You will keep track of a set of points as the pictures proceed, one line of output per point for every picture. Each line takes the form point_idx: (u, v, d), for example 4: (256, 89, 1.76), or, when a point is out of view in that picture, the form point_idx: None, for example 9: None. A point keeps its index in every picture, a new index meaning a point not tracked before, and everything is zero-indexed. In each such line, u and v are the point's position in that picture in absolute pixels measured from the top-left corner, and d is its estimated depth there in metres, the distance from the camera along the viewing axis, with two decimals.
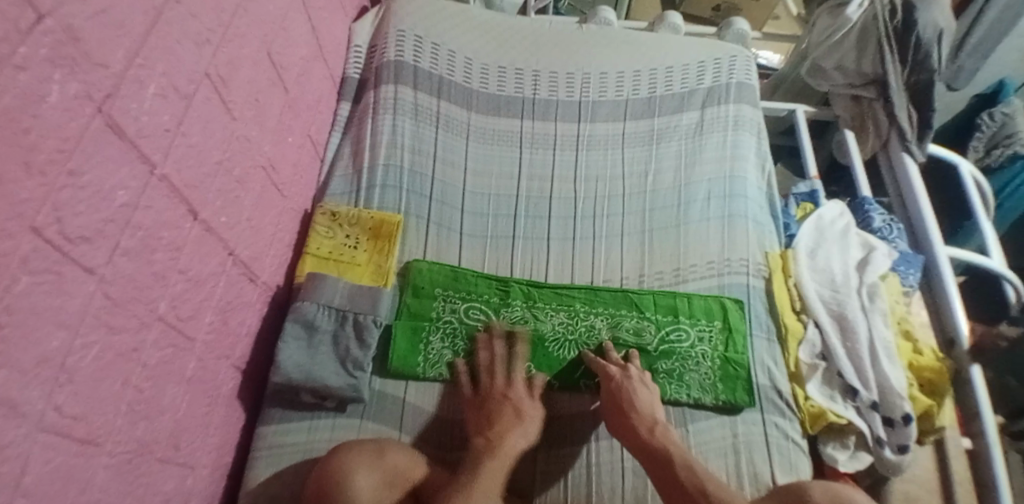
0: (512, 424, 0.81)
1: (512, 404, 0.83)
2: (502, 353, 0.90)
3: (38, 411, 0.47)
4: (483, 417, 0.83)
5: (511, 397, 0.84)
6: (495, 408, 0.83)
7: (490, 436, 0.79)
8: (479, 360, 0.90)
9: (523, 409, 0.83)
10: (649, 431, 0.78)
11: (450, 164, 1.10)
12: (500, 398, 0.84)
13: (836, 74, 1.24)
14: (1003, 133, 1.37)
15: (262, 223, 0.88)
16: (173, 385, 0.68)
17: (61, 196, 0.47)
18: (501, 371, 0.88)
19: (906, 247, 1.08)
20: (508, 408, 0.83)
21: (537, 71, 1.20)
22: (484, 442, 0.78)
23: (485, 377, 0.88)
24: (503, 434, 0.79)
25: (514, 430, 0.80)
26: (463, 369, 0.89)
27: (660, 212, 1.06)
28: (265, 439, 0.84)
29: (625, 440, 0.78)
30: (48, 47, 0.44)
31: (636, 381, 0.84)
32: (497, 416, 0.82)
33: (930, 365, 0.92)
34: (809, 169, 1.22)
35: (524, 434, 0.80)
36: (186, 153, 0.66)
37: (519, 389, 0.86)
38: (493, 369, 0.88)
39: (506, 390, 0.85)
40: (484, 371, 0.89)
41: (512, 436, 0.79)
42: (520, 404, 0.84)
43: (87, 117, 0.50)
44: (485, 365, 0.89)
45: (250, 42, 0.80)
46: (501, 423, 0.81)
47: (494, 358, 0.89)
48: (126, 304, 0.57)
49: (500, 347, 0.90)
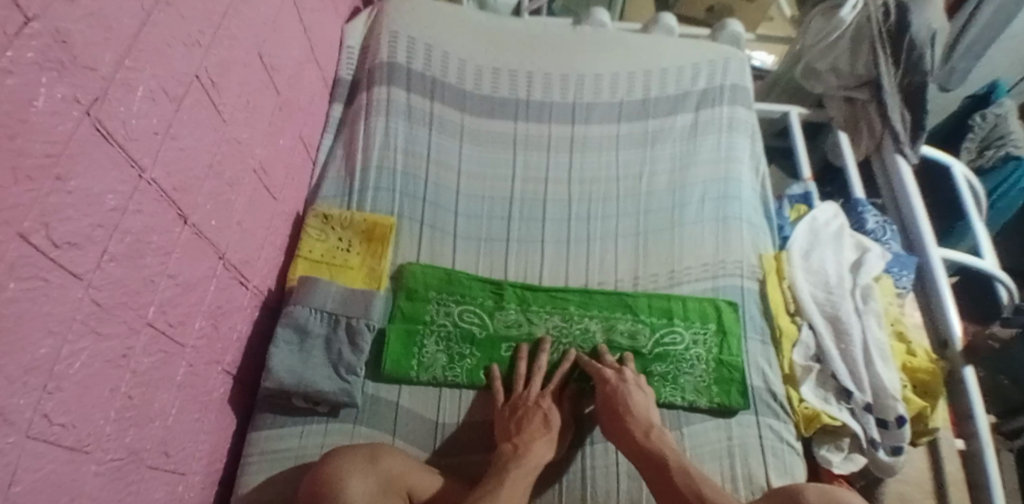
0: (540, 433, 0.80)
1: (544, 412, 0.82)
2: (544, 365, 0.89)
3: (26, 420, 0.46)
4: (513, 423, 0.82)
5: (543, 406, 0.83)
6: (527, 414, 0.82)
7: (517, 442, 0.78)
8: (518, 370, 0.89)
9: (552, 418, 0.82)
10: (644, 435, 0.78)
11: (444, 167, 1.10)
12: (531, 406, 0.83)
13: (830, 76, 1.25)
14: (996, 134, 1.38)
15: (254, 226, 0.87)
16: (163, 391, 0.67)
17: (49, 201, 0.46)
18: (537, 381, 0.87)
19: (899, 248, 1.08)
20: (538, 415, 0.82)
21: (531, 72, 1.20)
22: (512, 448, 0.77)
23: (521, 386, 0.87)
24: (530, 441, 0.78)
25: (541, 438, 0.79)
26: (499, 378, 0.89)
27: (655, 214, 1.05)
28: (256, 445, 0.83)
29: (621, 444, 0.78)
30: (37, 50, 0.44)
31: (631, 384, 0.84)
32: (527, 422, 0.81)
33: (923, 366, 0.92)
34: (802, 171, 1.22)
35: (550, 443, 0.79)
36: (176, 156, 0.65)
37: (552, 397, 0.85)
38: (532, 379, 0.88)
39: (540, 398, 0.84)
40: (522, 380, 0.88)
41: (540, 446, 0.78)
42: (550, 413, 0.83)
43: (76, 121, 0.49)
44: (523, 375, 0.88)
45: (241, 43, 0.79)
46: (530, 430, 0.80)
47: (534, 369, 0.88)
48: (115, 310, 0.57)
49: (542, 358, 0.89)
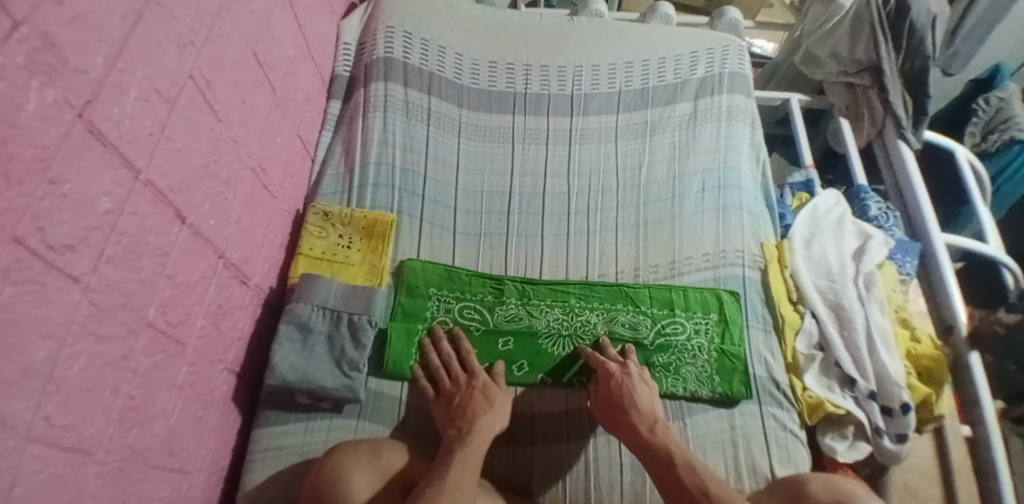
0: (483, 410, 0.80)
1: (481, 392, 0.83)
2: (452, 352, 0.89)
3: (26, 422, 0.46)
4: (454, 411, 0.81)
5: (477, 385, 0.84)
6: (465, 398, 0.82)
7: (461, 425, 0.78)
8: (430, 362, 0.88)
9: (491, 394, 0.83)
10: (649, 430, 0.77)
11: (442, 162, 1.09)
12: (466, 390, 0.83)
13: (830, 62, 1.23)
14: (1000, 117, 1.36)
15: (252, 225, 0.87)
16: (165, 391, 0.67)
17: (42, 205, 0.46)
18: (457, 367, 0.87)
19: (902, 235, 1.07)
20: (477, 395, 0.82)
21: (528, 64, 1.19)
22: (456, 432, 0.77)
23: (444, 377, 0.86)
24: (475, 418, 0.78)
25: (487, 415, 0.80)
26: (422, 374, 0.87)
27: (654, 205, 1.05)
28: (260, 442, 0.83)
29: (625, 438, 0.78)
30: (25, 55, 0.44)
31: (636, 378, 0.84)
32: (468, 405, 0.81)
33: (928, 353, 0.91)
34: (804, 158, 1.21)
35: (495, 418, 0.80)
36: (171, 157, 0.65)
37: (483, 375, 0.85)
38: (450, 369, 0.87)
39: (471, 380, 0.85)
40: (441, 371, 0.87)
41: (484, 421, 0.78)
42: (487, 389, 0.83)
43: (66, 124, 0.49)
44: (438, 367, 0.87)
45: (234, 42, 0.79)
46: (474, 409, 0.80)
47: (447, 359, 0.88)
48: (113, 311, 0.57)
49: (446, 348, 0.89)
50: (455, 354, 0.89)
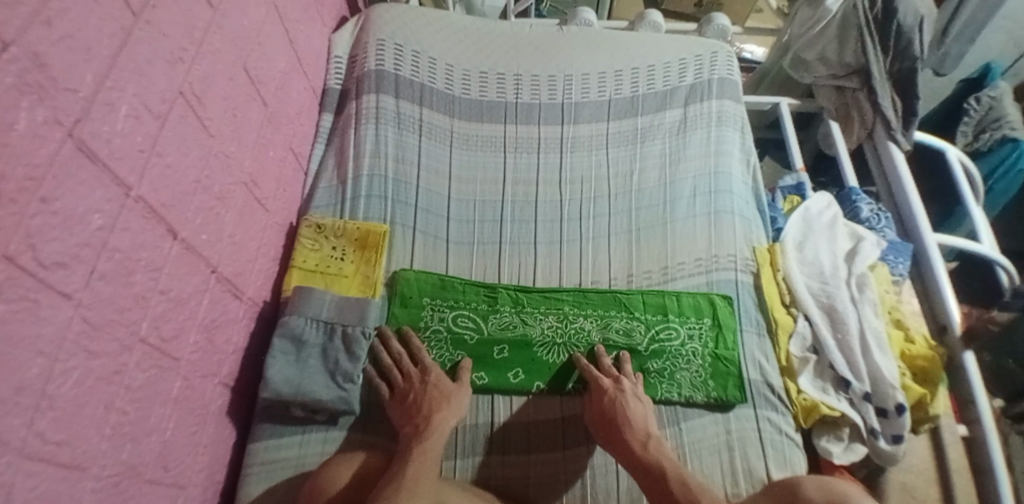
0: (439, 405, 0.81)
1: (434, 386, 0.84)
2: (402, 350, 0.90)
3: (20, 438, 0.46)
4: (406, 409, 0.82)
5: (429, 381, 0.84)
6: (420, 395, 0.83)
7: (418, 422, 0.79)
8: (382, 362, 0.89)
9: (445, 387, 0.84)
10: (643, 446, 0.77)
11: (435, 172, 1.10)
12: (418, 386, 0.84)
13: (819, 65, 1.25)
14: (991, 117, 1.37)
15: (246, 239, 0.88)
16: (159, 406, 0.68)
17: (34, 223, 0.47)
18: (408, 364, 0.88)
19: (894, 235, 1.07)
20: (430, 391, 0.83)
21: (519, 74, 1.20)
22: (413, 429, 0.78)
23: (397, 374, 0.87)
24: (432, 414, 0.80)
25: (443, 410, 0.81)
26: (375, 373, 0.88)
27: (646, 211, 1.05)
28: (255, 456, 0.83)
29: (618, 455, 0.78)
30: (14, 74, 0.44)
31: (630, 395, 0.83)
32: (424, 402, 0.82)
33: (922, 353, 0.91)
34: (795, 161, 1.22)
35: (452, 412, 0.81)
36: (163, 173, 0.66)
37: (435, 370, 0.86)
38: (402, 366, 0.88)
39: (424, 375, 0.85)
40: (393, 369, 0.87)
41: (442, 417, 0.80)
42: (440, 383, 0.84)
43: (57, 142, 0.49)
44: (391, 365, 0.88)
45: (225, 58, 0.80)
46: (429, 405, 0.81)
47: (399, 357, 0.89)
48: (105, 327, 0.57)
49: (396, 346, 0.90)
50: (405, 352, 0.90)
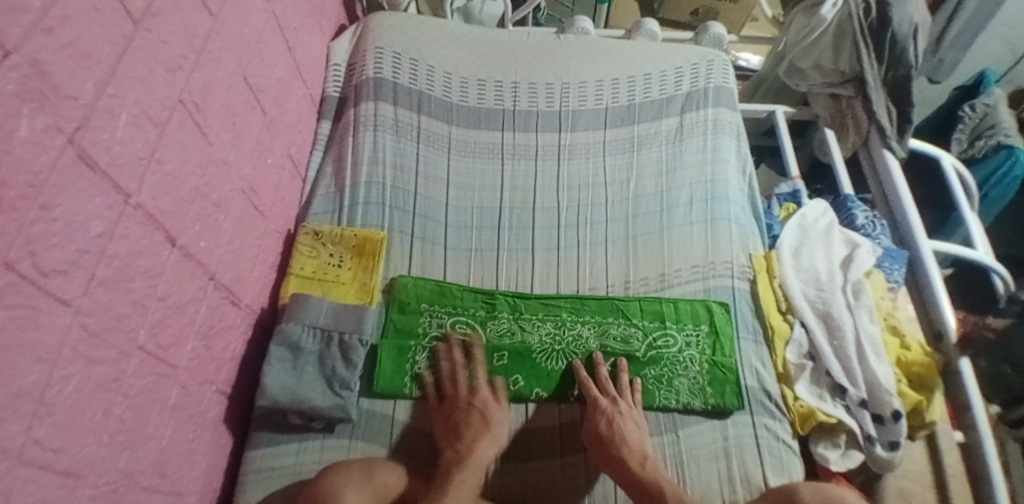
0: (479, 432, 0.81)
1: (479, 412, 0.84)
2: (462, 359, 0.90)
3: (19, 445, 0.46)
4: (451, 429, 0.83)
5: (476, 404, 0.85)
6: (463, 417, 0.83)
7: (459, 447, 0.80)
8: (440, 368, 0.90)
9: (490, 413, 0.84)
10: (640, 465, 0.77)
11: (433, 179, 1.11)
12: (465, 407, 0.84)
13: (814, 73, 1.26)
14: (986, 124, 1.38)
15: (244, 246, 0.88)
16: (157, 413, 0.68)
17: (34, 229, 0.47)
18: (462, 379, 0.88)
19: (890, 243, 1.08)
20: (473, 415, 0.83)
21: (517, 82, 1.21)
22: (453, 455, 0.79)
23: (448, 386, 0.88)
24: (473, 444, 0.80)
25: (483, 438, 0.81)
26: (430, 380, 0.89)
27: (643, 218, 1.06)
28: (253, 463, 0.83)
29: (612, 471, 0.78)
30: (15, 82, 0.45)
31: (625, 415, 0.83)
32: (467, 427, 0.82)
33: (918, 360, 0.92)
34: (790, 169, 1.23)
35: (492, 441, 0.81)
36: (162, 180, 0.66)
37: (483, 393, 0.86)
38: (455, 380, 0.88)
39: (471, 396, 0.86)
40: (445, 381, 0.88)
41: (482, 447, 0.80)
42: (487, 410, 0.84)
43: (57, 149, 0.50)
44: (446, 374, 0.89)
45: (224, 66, 0.80)
46: (471, 432, 0.81)
47: (455, 366, 0.89)
48: (104, 334, 0.57)
49: (456, 354, 0.91)
50: (464, 363, 0.91)
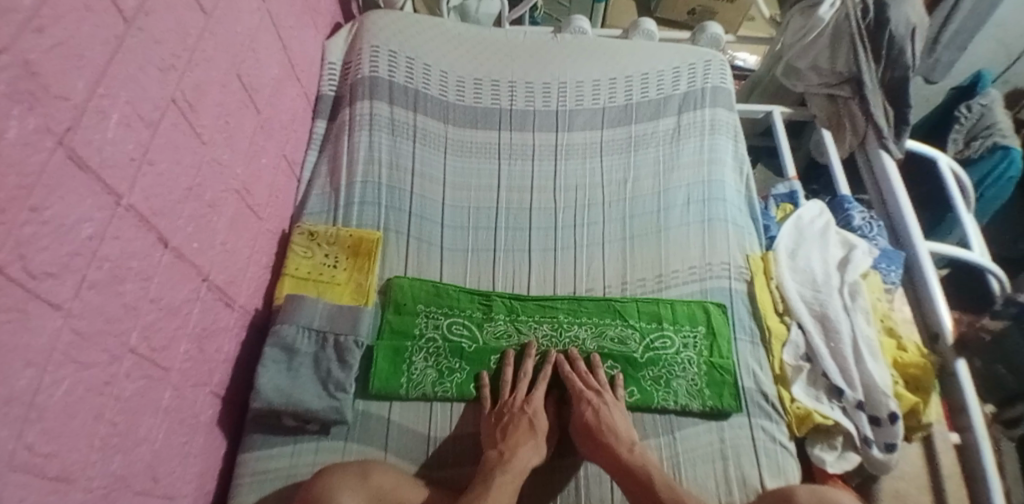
0: (525, 439, 0.81)
1: (529, 419, 0.83)
2: (530, 370, 0.90)
3: (9, 451, 0.46)
4: (499, 430, 0.82)
5: (528, 411, 0.84)
6: (514, 419, 0.82)
7: (503, 449, 0.79)
8: (503, 376, 0.89)
9: (538, 423, 0.84)
10: (628, 449, 0.79)
11: (429, 179, 1.10)
12: (517, 411, 0.84)
13: (812, 74, 1.25)
14: (982, 124, 1.39)
15: (238, 246, 0.87)
16: (149, 416, 0.67)
17: (24, 232, 0.46)
18: (523, 388, 0.88)
19: (886, 244, 1.08)
20: (524, 421, 0.83)
21: (514, 82, 1.20)
22: (497, 455, 0.78)
23: (506, 392, 0.87)
24: (517, 447, 0.79)
25: (527, 445, 0.80)
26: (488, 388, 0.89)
27: (641, 218, 1.06)
28: (247, 466, 0.82)
29: (603, 461, 0.79)
30: (6, 82, 0.44)
31: (612, 406, 0.84)
32: (515, 429, 0.81)
33: (914, 362, 0.92)
34: (787, 169, 1.22)
35: (535, 449, 0.81)
36: (154, 181, 0.65)
37: (538, 402, 0.86)
38: (517, 387, 0.88)
39: (526, 403, 0.85)
40: (507, 387, 0.88)
41: (525, 452, 0.79)
42: (536, 419, 0.84)
43: (48, 150, 0.49)
44: (508, 381, 0.88)
45: (218, 65, 0.80)
46: (517, 435, 0.80)
47: (520, 375, 0.89)
48: (95, 337, 0.56)
49: (526, 363, 0.90)
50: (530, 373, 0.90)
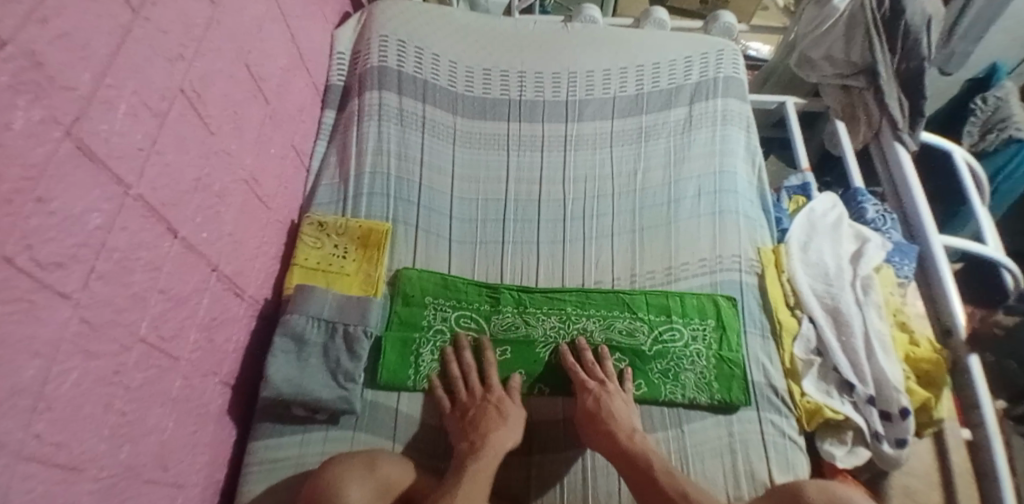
0: (495, 426, 0.80)
1: (495, 405, 0.83)
2: (473, 362, 0.90)
3: (17, 441, 0.46)
4: (467, 423, 0.82)
5: (491, 399, 0.84)
6: (479, 411, 0.82)
7: (473, 439, 0.79)
8: (451, 372, 0.89)
9: (505, 408, 0.83)
10: (629, 438, 0.79)
11: (437, 170, 1.09)
12: (480, 402, 0.83)
13: (825, 64, 1.21)
14: (997, 117, 1.35)
15: (246, 237, 0.87)
16: (158, 406, 0.67)
17: (30, 223, 0.46)
18: (476, 380, 0.87)
19: (900, 238, 1.06)
20: (490, 409, 0.82)
21: (523, 71, 1.19)
22: (468, 446, 0.78)
23: (461, 387, 0.87)
24: (487, 433, 0.78)
25: (499, 431, 0.79)
26: (440, 383, 0.88)
27: (650, 210, 1.05)
28: (255, 455, 0.83)
29: (604, 448, 0.78)
30: (9, 73, 0.44)
31: (615, 396, 0.84)
32: (482, 418, 0.81)
33: (926, 357, 0.91)
34: (800, 161, 1.21)
35: (507, 434, 0.80)
36: (162, 172, 0.65)
37: (499, 389, 0.85)
38: (469, 380, 0.88)
39: (486, 393, 0.85)
40: (459, 381, 0.87)
41: (498, 436, 0.78)
42: (502, 405, 0.83)
43: (54, 141, 0.49)
44: (458, 375, 0.88)
45: (225, 55, 0.79)
46: (486, 424, 0.80)
47: (467, 369, 0.89)
48: (103, 327, 0.57)
49: (467, 357, 0.90)
50: (477, 365, 0.90)
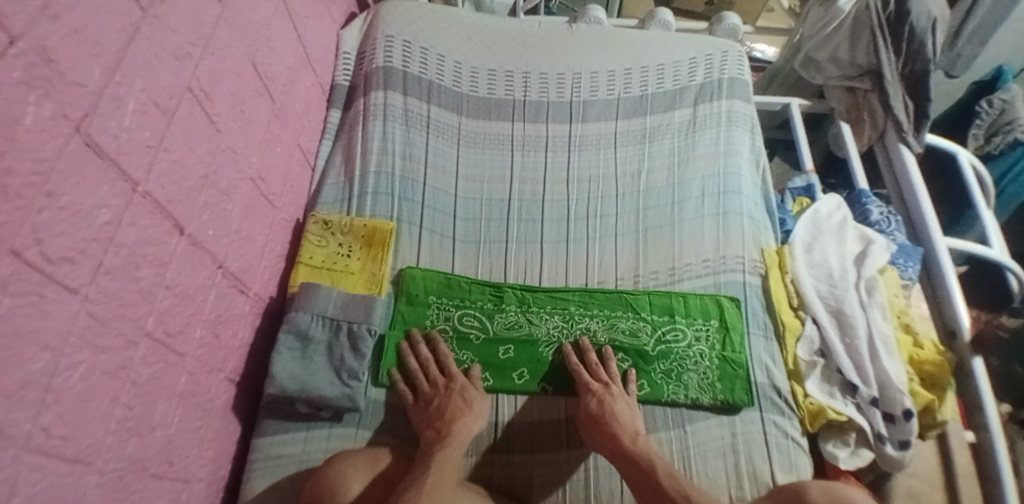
0: (461, 412, 0.82)
1: (459, 394, 0.84)
2: (428, 355, 0.90)
3: (25, 432, 0.47)
4: (431, 412, 0.83)
5: (455, 388, 0.85)
6: (444, 401, 0.83)
7: (439, 427, 0.80)
8: (408, 365, 0.89)
9: (469, 395, 0.85)
10: (632, 440, 0.79)
11: (441, 170, 1.10)
12: (444, 391, 0.85)
13: (830, 66, 1.23)
14: (1003, 120, 1.35)
15: (252, 234, 0.88)
16: (164, 399, 0.68)
17: (40, 217, 0.47)
18: (435, 371, 0.88)
19: (904, 239, 1.06)
20: (455, 397, 0.84)
21: (527, 73, 1.19)
22: (435, 434, 0.79)
23: (422, 380, 0.87)
24: (453, 420, 0.80)
25: (463, 417, 0.82)
26: (400, 378, 0.88)
27: (654, 211, 1.05)
28: (260, 451, 0.83)
29: (607, 449, 0.78)
30: (21, 69, 0.44)
31: (619, 398, 0.84)
32: (447, 407, 0.82)
33: (931, 359, 0.90)
34: (804, 162, 1.21)
35: (474, 419, 0.82)
36: (170, 169, 0.66)
37: (461, 378, 0.87)
38: (428, 373, 0.88)
39: (448, 382, 0.86)
40: (419, 375, 0.87)
41: (464, 423, 0.81)
42: (466, 391, 0.85)
43: (64, 137, 0.49)
44: (417, 368, 0.88)
45: (233, 53, 0.80)
46: (452, 411, 0.82)
47: (424, 363, 0.89)
48: (111, 322, 0.57)
49: (422, 350, 0.90)
50: (433, 358, 0.90)
